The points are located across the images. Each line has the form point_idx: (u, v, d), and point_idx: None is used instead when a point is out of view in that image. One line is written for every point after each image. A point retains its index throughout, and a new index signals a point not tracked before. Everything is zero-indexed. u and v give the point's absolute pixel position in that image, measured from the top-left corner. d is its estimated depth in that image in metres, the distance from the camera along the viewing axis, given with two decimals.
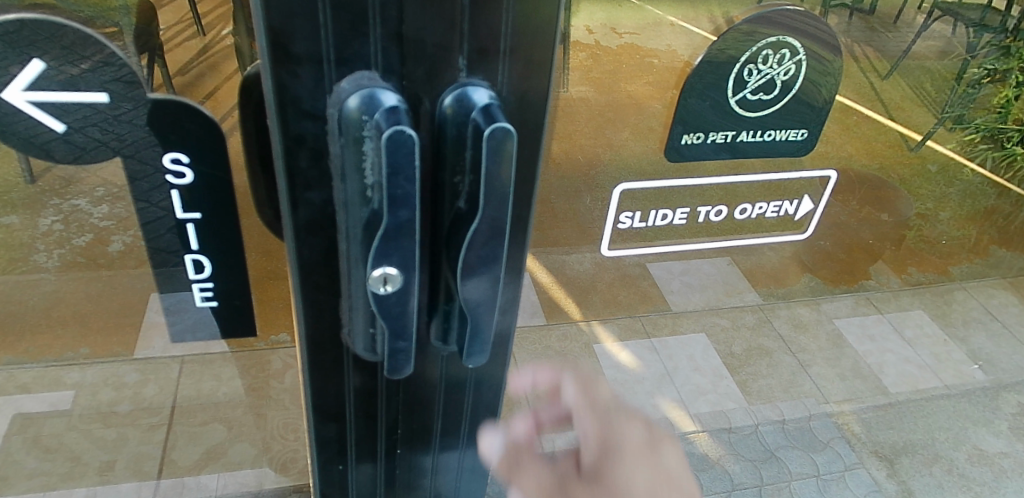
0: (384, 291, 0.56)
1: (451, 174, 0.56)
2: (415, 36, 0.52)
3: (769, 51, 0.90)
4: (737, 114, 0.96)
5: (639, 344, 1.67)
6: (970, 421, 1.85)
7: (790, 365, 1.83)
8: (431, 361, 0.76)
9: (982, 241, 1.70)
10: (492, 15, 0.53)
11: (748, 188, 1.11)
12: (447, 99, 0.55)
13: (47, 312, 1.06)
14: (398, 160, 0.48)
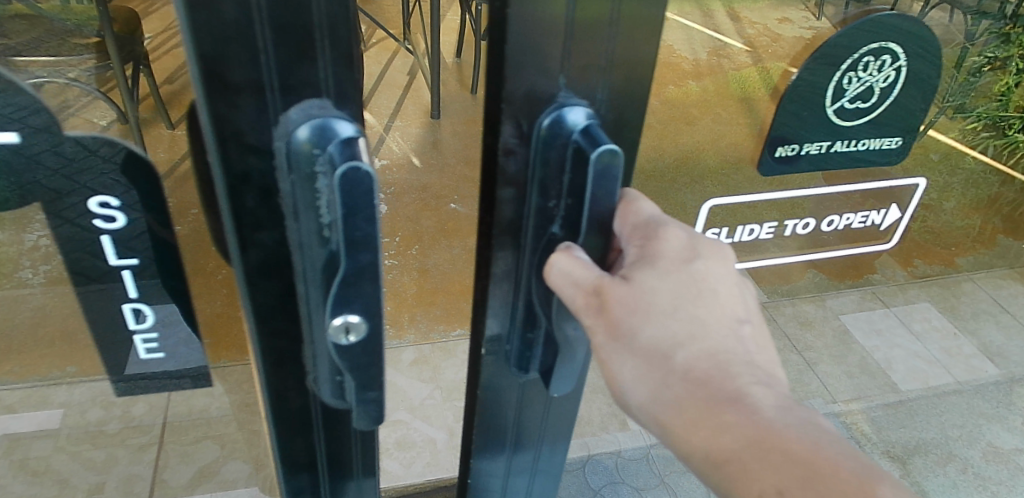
0: (347, 340, 0.55)
1: (549, 198, 0.59)
2: (516, 58, 0.53)
3: (870, 58, 0.81)
4: (834, 124, 0.87)
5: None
6: (985, 417, 1.79)
7: (794, 362, 1.80)
8: (506, 379, 0.78)
9: (986, 231, 1.65)
10: (590, 31, 0.53)
11: (841, 199, 1.05)
12: (545, 126, 0.57)
13: (33, 327, 1.01)
14: (355, 199, 0.45)
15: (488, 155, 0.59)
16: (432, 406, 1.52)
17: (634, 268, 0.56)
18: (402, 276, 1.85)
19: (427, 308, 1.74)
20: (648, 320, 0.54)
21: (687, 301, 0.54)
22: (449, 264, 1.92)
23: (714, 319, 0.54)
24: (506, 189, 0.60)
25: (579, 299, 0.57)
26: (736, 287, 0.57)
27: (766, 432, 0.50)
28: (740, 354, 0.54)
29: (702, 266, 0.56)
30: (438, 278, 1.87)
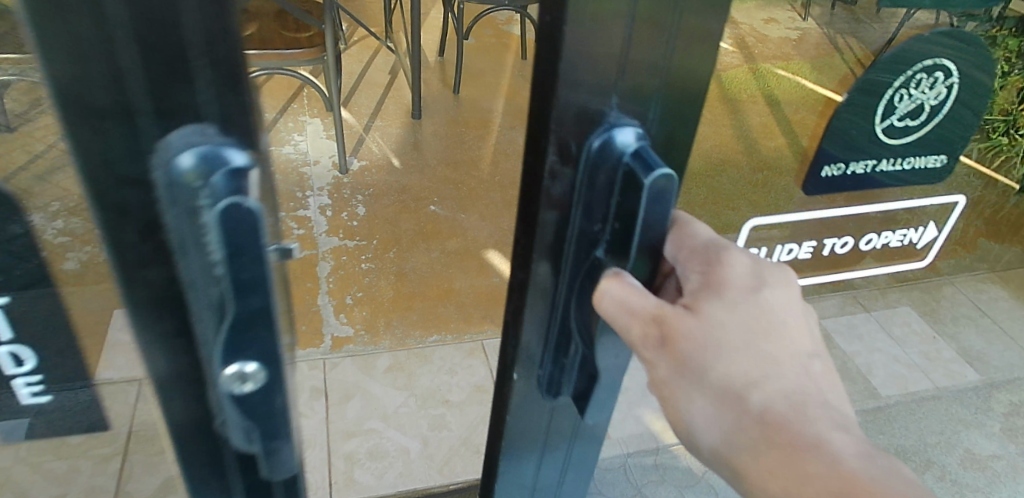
0: (244, 389, 0.45)
1: (599, 226, 0.48)
2: (564, 68, 0.42)
3: (922, 75, 0.76)
4: (882, 143, 0.83)
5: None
6: (964, 423, 1.79)
7: None
8: (528, 417, 0.67)
9: (968, 232, 1.62)
10: (652, 45, 0.43)
11: (877, 219, 0.97)
12: (599, 142, 0.46)
13: None
14: (240, 240, 0.36)
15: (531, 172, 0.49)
16: (406, 414, 1.49)
17: (695, 296, 0.47)
18: (378, 279, 1.81)
19: (403, 314, 1.72)
20: (717, 357, 0.46)
21: (759, 335, 0.46)
22: (426, 267, 1.88)
23: (787, 355, 0.47)
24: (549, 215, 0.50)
25: (633, 331, 0.47)
26: (805, 317, 0.49)
27: (854, 486, 0.42)
28: (814, 395, 0.46)
29: (772, 295, 0.48)
30: (415, 281, 1.83)
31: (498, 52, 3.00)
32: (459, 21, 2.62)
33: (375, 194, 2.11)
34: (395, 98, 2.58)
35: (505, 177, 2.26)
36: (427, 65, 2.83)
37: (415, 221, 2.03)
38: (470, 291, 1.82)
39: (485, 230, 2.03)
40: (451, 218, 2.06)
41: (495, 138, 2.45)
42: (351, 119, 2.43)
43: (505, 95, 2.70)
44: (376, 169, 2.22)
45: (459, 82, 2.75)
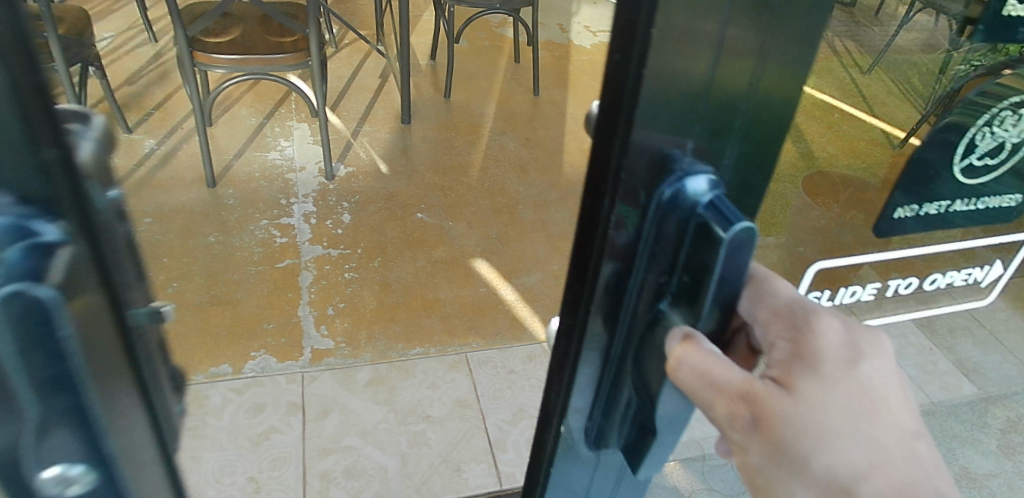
0: (65, 492, 0.39)
1: (667, 277, 0.42)
2: (645, 109, 0.36)
3: (1012, 110, 0.61)
4: (961, 183, 0.66)
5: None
6: (959, 441, 1.74)
7: None
8: (578, 483, 0.60)
9: None
10: (736, 85, 0.38)
11: (948, 257, 0.77)
12: (671, 189, 0.40)
13: None
14: (41, 334, 0.32)
15: (589, 217, 0.43)
16: (385, 431, 1.45)
17: (787, 369, 0.39)
18: (362, 290, 1.78)
19: (385, 326, 1.69)
20: (815, 446, 0.37)
21: (859, 418, 0.37)
22: (411, 276, 1.84)
23: (894, 442, 0.37)
24: (606, 265, 0.43)
25: (717, 410, 0.40)
26: (908, 391, 0.39)
27: None
28: (936, 492, 0.36)
29: (872, 367, 0.38)
30: (399, 292, 1.79)
31: (492, 55, 2.96)
32: (450, 24, 2.58)
33: (362, 200, 2.07)
34: (385, 102, 2.53)
35: (494, 184, 2.22)
36: (418, 67, 2.79)
37: (401, 229, 1.98)
38: (454, 302, 1.78)
39: (472, 239, 1.99)
40: (438, 226, 2.01)
41: (486, 143, 2.41)
42: (339, 123, 2.39)
43: (496, 99, 2.67)
44: (363, 175, 2.17)
45: (451, 85, 2.71)
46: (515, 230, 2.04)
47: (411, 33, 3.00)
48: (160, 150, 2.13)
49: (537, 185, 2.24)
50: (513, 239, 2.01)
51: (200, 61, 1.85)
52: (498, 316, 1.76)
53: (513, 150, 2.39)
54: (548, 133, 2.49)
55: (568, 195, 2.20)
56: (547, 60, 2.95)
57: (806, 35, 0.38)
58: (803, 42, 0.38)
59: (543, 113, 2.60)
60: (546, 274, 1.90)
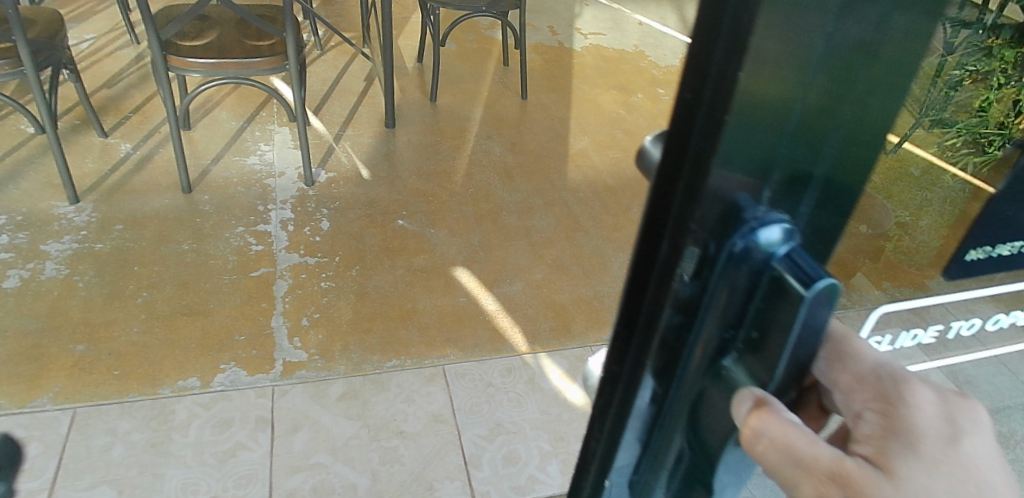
0: None
1: (729, 347, 0.33)
2: (723, 132, 0.28)
3: None
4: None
5: (567, 356, 1.67)
6: None
7: None
8: None
9: None
10: (841, 106, 0.28)
11: None
12: (742, 243, 0.30)
13: None
14: None
15: (642, 261, 0.34)
16: (356, 447, 1.40)
17: (883, 447, 0.33)
18: (338, 299, 1.73)
19: (361, 337, 1.64)
20: None
21: None
22: (390, 285, 1.79)
23: None
24: (661, 323, 0.35)
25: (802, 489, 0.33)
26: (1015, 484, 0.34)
27: None
28: None
29: (973, 448, 0.33)
30: (376, 302, 1.74)
31: (480, 58, 2.91)
32: (436, 26, 2.53)
33: (342, 206, 2.02)
34: (369, 105, 2.48)
35: (478, 189, 2.17)
36: (405, 70, 2.74)
37: (381, 236, 1.94)
38: (433, 312, 1.73)
39: (454, 246, 1.94)
40: (419, 233, 1.96)
41: (471, 147, 2.36)
42: (322, 127, 2.34)
43: (484, 101, 2.62)
44: (343, 180, 2.13)
45: (438, 88, 2.66)
46: (498, 237, 1.99)
47: (399, 35, 2.95)
48: (136, 155, 2.09)
49: (522, 191, 2.18)
50: (495, 246, 1.96)
51: (173, 65, 1.81)
52: (478, 326, 1.71)
53: (499, 155, 2.33)
54: (534, 138, 2.43)
55: (554, 202, 2.15)
56: (536, 62, 2.90)
57: (939, 53, 0.28)
58: (934, 62, 0.29)
59: (531, 117, 2.55)
60: (529, 283, 1.85)
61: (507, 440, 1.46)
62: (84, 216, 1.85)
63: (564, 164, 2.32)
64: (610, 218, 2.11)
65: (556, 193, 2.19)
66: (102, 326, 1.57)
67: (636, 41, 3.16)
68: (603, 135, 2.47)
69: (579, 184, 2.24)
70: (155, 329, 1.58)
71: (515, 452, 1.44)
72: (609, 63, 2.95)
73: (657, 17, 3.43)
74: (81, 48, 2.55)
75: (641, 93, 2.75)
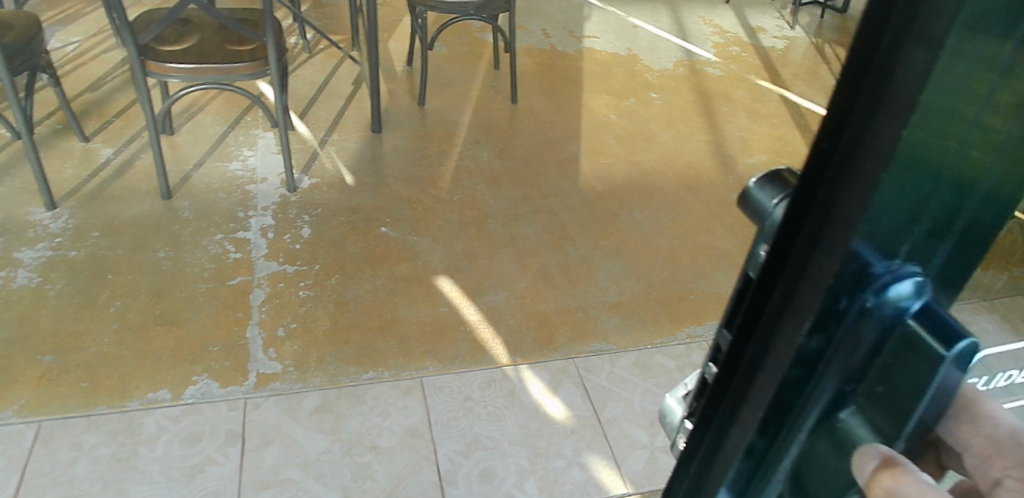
0: None
1: (847, 401, 0.31)
2: (855, 180, 0.26)
3: None
4: None
5: (549, 369, 1.63)
6: None
7: None
8: None
9: None
10: (987, 165, 0.27)
11: None
12: (872, 298, 0.28)
13: None
14: None
15: (758, 306, 0.33)
16: (327, 462, 1.37)
17: None
18: (316, 309, 1.70)
19: (339, 348, 1.61)
20: None
21: None
22: (370, 295, 1.75)
23: None
24: (770, 370, 0.33)
25: None
26: None
27: None
28: None
29: None
30: (355, 311, 1.70)
31: (471, 61, 2.87)
32: (424, 29, 2.50)
33: (324, 212, 1.99)
34: (356, 110, 2.45)
35: (464, 195, 2.12)
36: (394, 74, 2.70)
37: (363, 244, 1.90)
38: (413, 322, 1.70)
39: (437, 254, 1.90)
40: (402, 241, 1.93)
41: (458, 152, 2.32)
42: (307, 132, 2.31)
43: (473, 105, 2.58)
44: (327, 186, 2.09)
45: (427, 92, 2.62)
46: (482, 245, 1.95)
47: (389, 38, 2.91)
48: (117, 159, 2.06)
49: (509, 197, 2.14)
50: (479, 254, 1.92)
51: (152, 71, 1.78)
52: (458, 338, 1.67)
53: (487, 160, 2.29)
54: (523, 143, 2.39)
55: (541, 208, 2.11)
56: (528, 66, 2.86)
57: None
58: None
59: (521, 121, 2.51)
60: (512, 293, 1.81)
61: (484, 456, 1.42)
62: (60, 223, 1.82)
63: (552, 170, 2.27)
64: (598, 226, 2.06)
65: (544, 199, 2.14)
66: (74, 337, 1.54)
67: (629, 44, 3.11)
68: (593, 140, 2.43)
69: (568, 190, 2.19)
70: (128, 340, 1.55)
71: (492, 468, 1.40)
72: (601, 67, 2.90)
73: (651, 21, 3.39)
74: (66, 51, 2.52)
75: (633, 98, 2.71)
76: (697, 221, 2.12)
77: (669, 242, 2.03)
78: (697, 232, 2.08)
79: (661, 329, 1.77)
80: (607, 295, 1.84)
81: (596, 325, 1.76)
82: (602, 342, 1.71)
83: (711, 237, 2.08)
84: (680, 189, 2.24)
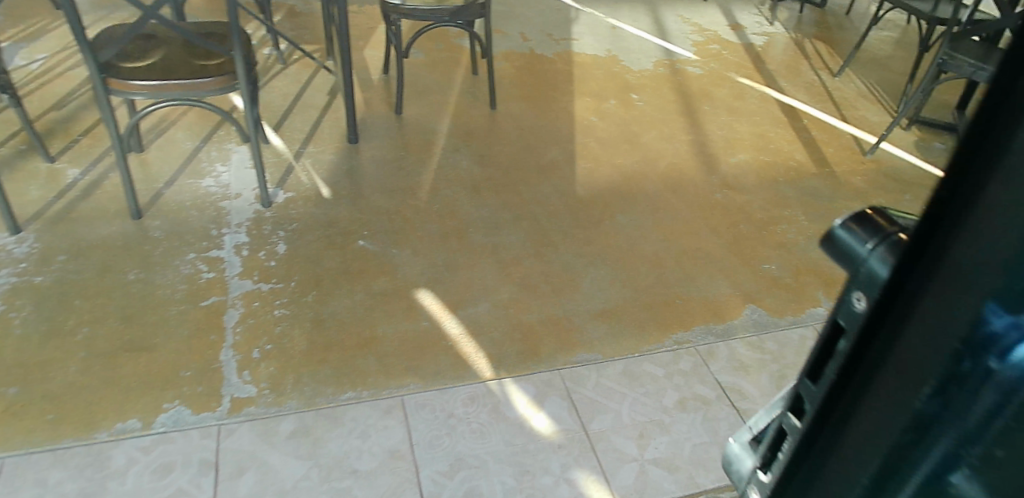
0: None
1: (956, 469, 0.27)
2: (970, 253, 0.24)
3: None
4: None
5: (535, 382, 1.59)
6: None
7: (729, 417, 1.57)
8: None
9: None
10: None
11: None
12: (997, 361, 0.25)
13: None
14: None
15: (845, 373, 0.31)
16: (305, 489, 1.32)
17: None
18: (292, 329, 1.65)
19: (316, 368, 1.56)
20: None
21: None
22: (348, 311, 1.70)
23: None
24: (860, 443, 0.30)
25: None
26: None
27: None
28: None
29: None
30: (333, 329, 1.65)
31: (449, 67, 2.83)
32: (399, 36, 2.45)
33: (300, 227, 1.94)
34: (332, 120, 2.40)
35: (444, 205, 2.08)
36: (370, 82, 2.66)
37: (340, 259, 1.85)
38: (393, 339, 1.65)
39: (417, 267, 1.85)
40: (381, 254, 1.88)
41: (437, 161, 2.27)
42: (281, 145, 2.26)
43: (453, 111, 2.54)
44: (303, 200, 2.04)
45: (404, 100, 2.58)
46: (464, 255, 1.90)
47: (365, 46, 2.87)
48: (84, 179, 2.00)
49: (490, 205, 2.10)
50: (460, 265, 1.87)
51: (115, 89, 1.72)
52: (440, 353, 1.63)
53: (467, 168, 2.25)
54: (503, 149, 2.35)
55: (523, 216, 2.07)
56: (507, 71, 2.83)
57: None
58: None
59: (500, 127, 2.46)
60: (495, 304, 1.77)
61: (467, 476, 1.37)
62: (25, 247, 1.76)
63: (534, 176, 2.23)
64: (581, 232, 2.02)
65: (525, 207, 2.10)
66: (38, 367, 1.48)
67: (609, 46, 3.08)
68: (575, 144, 2.39)
69: (550, 196, 2.15)
70: (96, 369, 1.49)
71: (477, 488, 1.36)
72: (580, 69, 2.87)
73: (630, 21, 3.36)
74: (31, 69, 2.46)
75: (614, 99, 2.67)
76: (682, 224, 2.09)
77: (654, 246, 2.00)
78: (682, 235, 2.05)
79: (648, 336, 1.73)
80: (592, 303, 1.80)
81: (582, 335, 1.72)
82: (587, 352, 1.67)
83: (696, 239, 2.04)
84: (664, 192, 2.21)
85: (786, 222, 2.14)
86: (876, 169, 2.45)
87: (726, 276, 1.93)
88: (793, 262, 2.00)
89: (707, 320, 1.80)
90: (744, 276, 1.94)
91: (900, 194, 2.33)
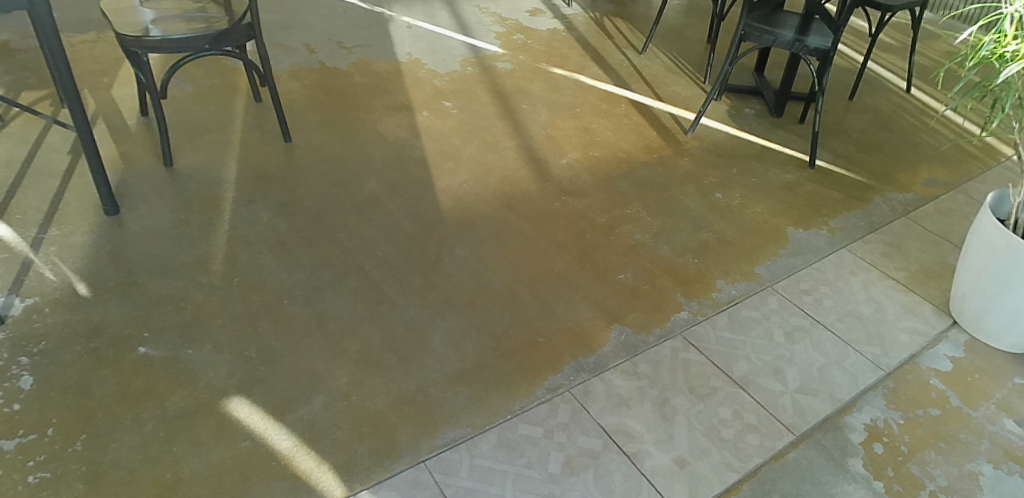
0: None
1: None
2: None
3: None
4: None
5: (397, 486, 1.30)
6: (841, 455, 1.48)
7: (622, 467, 1.39)
8: None
9: None
10: None
11: None
12: None
13: None
14: None
15: None
16: None
17: None
18: None
19: None
20: None
21: None
22: (136, 452, 1.30)
23: None
24: None
25: None
26: None
27: None
28: None
29: None
30: (118, 484, 1.25)
31: (225, 97, 2.39)
32: (148, 73, 1.98)
33: (51, 346, 1.48)
34: (80, 189, 1.90)
35: (246, 275, 1.70)
36: (125, 129, 2.16)
37: (116, 379, 1.42)
38: (205, 476, 1.28)
39: (223, 368, 1.48)
40: (172, 358, 1.48)
41: (229, 219, 1.87)
42: (10, 234, 1.73)
43: (239, 151, 2.13)
44: (50, 306, 1.56)
45: (174, 146, 2.12)
46: (282, 338, 1.55)
47: (111, 85, 2.34)
48: None
49: (304, 265, 1.75)
50: (279, 352, 1.52)
51: None
52: (271, 479, 1.29)
53: (268, 222, 1.87)
54: (309, 190, 2.00)
55: (347, 271, 1.74)
56: (298, 91, 2.45)
57: None
58: None
59: (302, 163, 2.10)
60: (332, 394, 1.45)
61: None
62: None
63: (352, 216, 1.92)
64: (418, 277, 1.75)
65: (347, 258, 1.78)
66: None
67: (408, 48, 2.79)
68: (392, 171, 2.10)
69: (373, 239, 1.85)
70: None
71: None
72: (383, 79, 2.56)
73: (426, 17, 3.09)
74: None
75: (425, 110, 2.40)
76: (527, 246, 1.88)
77: (501, 278, 1.78)
78: (529, 258, 1.85)
79: (517, 391, 1.51)
80: (447, 364, 1.54)
81: (442, 409, 1.45)
82: (453, 429, 1.41)
83: (545, 259, 1.85)
84: (500, 211, 1.99)
85: (631, 222, 2.02)
86: (701, 146, 2.41)
87: (585, 297, 1.76)
88: (647, 265, 1.88)
89: (575, 355, 1.61)
90: (602, 292, 1.78)
91: (728, 169, 2.31)
